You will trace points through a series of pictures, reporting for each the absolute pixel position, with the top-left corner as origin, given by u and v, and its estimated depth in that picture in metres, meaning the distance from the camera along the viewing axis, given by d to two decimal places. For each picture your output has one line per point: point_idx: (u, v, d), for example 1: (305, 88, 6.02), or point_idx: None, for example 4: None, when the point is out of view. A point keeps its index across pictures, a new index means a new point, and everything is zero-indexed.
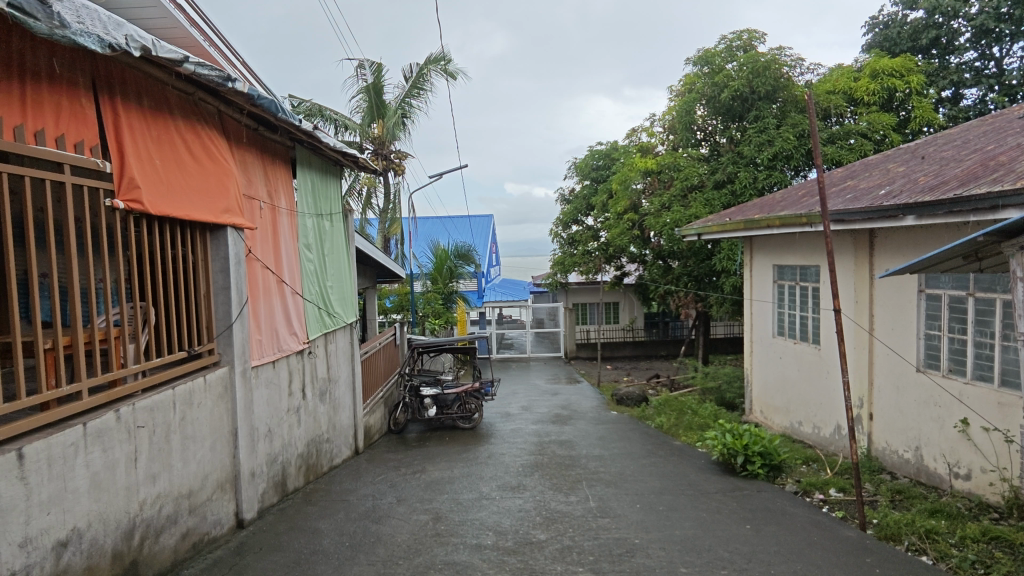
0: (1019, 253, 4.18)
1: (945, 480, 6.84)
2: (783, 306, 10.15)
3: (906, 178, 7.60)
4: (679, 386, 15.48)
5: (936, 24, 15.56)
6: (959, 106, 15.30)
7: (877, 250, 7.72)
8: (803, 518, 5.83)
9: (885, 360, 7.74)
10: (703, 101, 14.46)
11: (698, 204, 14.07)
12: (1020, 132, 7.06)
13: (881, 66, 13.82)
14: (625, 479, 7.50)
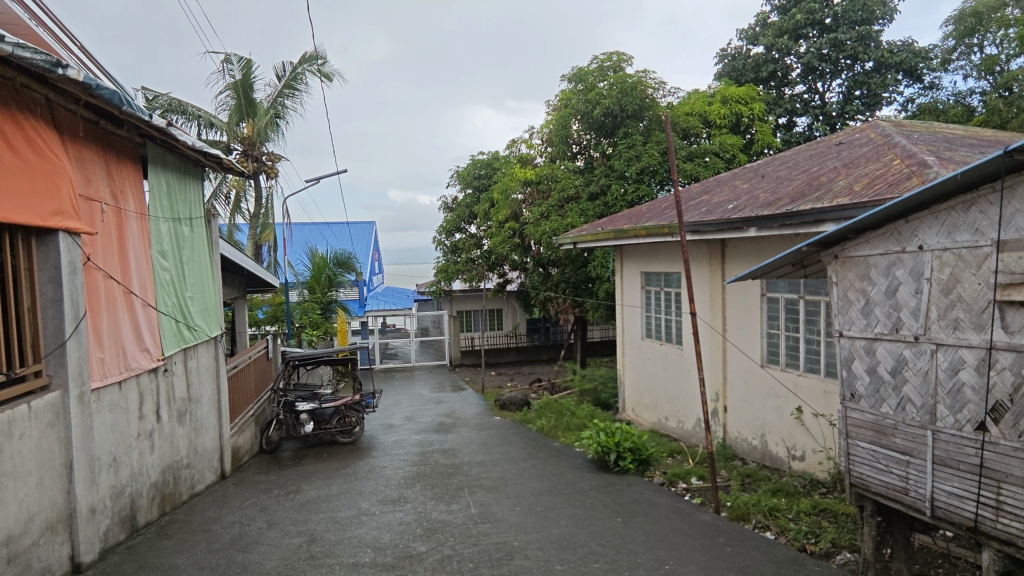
0: (834, 261, 4.85)
1: (785, 462, 7.72)
2: (650, 310, 10.91)
3: (749, 195, 8.51)
4: (559, 389, 16.04)
5: (773, 59, 17.63)
6: (792, 132, 17.51)
7: (728, 259, 8.57)
8: (667, 506, 6.29)
9: (735, 357, 8.60)
10: (578, 117, 15.26)
11: (574, 213, 14.86)
12: (837, 156, 8.20)
13: (730, 94, 15.47)
14: (507, 483, 7.63)
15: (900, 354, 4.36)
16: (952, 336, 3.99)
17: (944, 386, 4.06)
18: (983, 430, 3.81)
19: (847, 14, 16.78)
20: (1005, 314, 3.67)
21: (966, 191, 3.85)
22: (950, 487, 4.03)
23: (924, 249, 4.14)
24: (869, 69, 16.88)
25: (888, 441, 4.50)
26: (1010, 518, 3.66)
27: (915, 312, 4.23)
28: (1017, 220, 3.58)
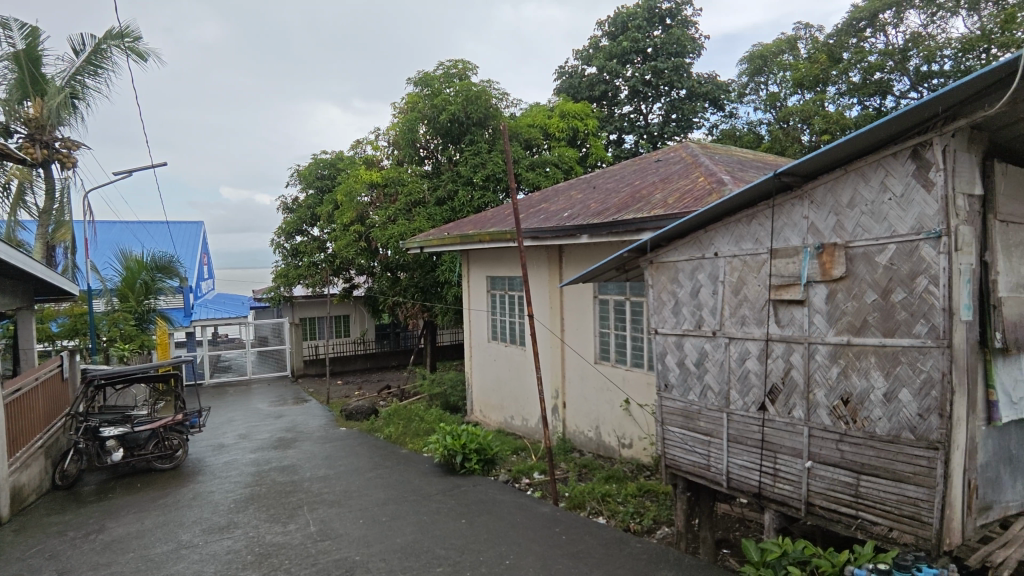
0: (650, 266, 5.41)
1: (616, 450, 8.40)
2: (496, 313, 11.24)
3: (582, 204, 9.16)
4: (409, 394, 15.83)
5: (605, 80, 19.18)
6: (621, 148, 19.19)
7: (564, 264, 9.12)
8: (510, 503, 6.51)
9: (572, 355, 9.16)
10: (425, 121, 15.20)
11: (421, 218, 14.73)
12: (655, 172, 9.16)
13: (567, 109, 16.52)
14: (351, 496, 7.34)
15: (702, 347, 4.98)
16: (741, 330, 4.65)
17: (735, 373, 4.71)
18: (764, 410, 4.50)
19: (665, 46, 18.75)
20: (777, 310, 4.37)
21: (748, 207, 4.52)
22: (741, 460, 4.69)
23: (719, 256, 4.78)
24: (683, 96, 19.05)
25: (694, 425, 5.10)
26: (785, 482, 4.35)
27: (712, 310, 4.86)
28: (785, 231, 4.28)
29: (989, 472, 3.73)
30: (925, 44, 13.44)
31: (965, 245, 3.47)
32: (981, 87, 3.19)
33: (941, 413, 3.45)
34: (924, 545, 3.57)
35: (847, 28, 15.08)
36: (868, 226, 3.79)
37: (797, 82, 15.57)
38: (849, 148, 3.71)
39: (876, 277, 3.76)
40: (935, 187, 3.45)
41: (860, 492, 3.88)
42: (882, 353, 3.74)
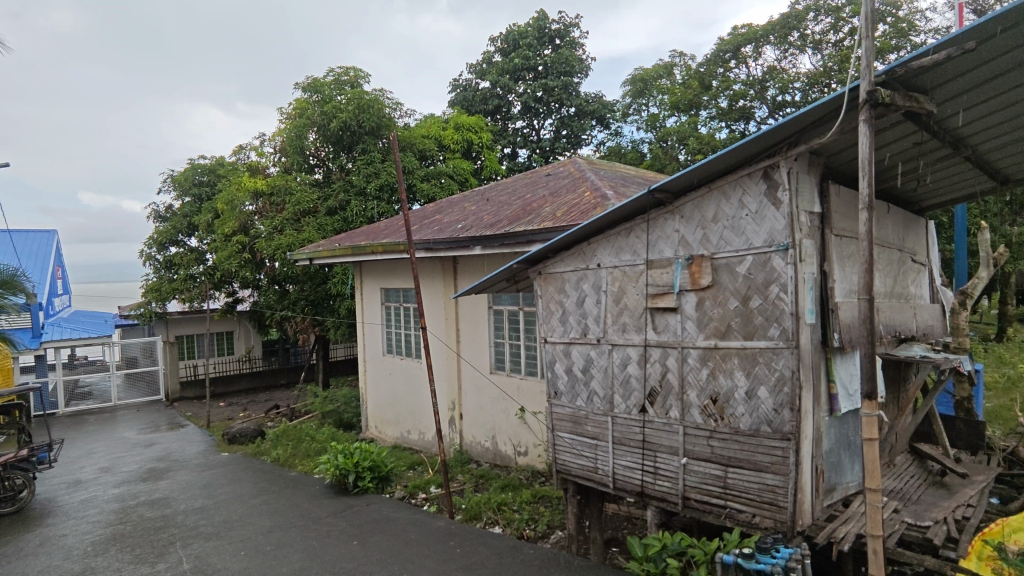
0: (539, 277, 5.59)
1: (512, 458, 8.52)
2: (391, 325, 11.01)
3: (475, 216, 9.25)
4: (299, 414, 15.02)
5: (498, 94, 19.58)
6: (515, 162, 19.63)
7: (459, 275, 9.14)
8: (404, 520, 6.36)
9: (468, 366, 9.17)
10: (314, 128, 14.63)
11: (311, 228, 14.09)
12: (545, 186, 9.47)
13: (461, 121, 16.69)
14: (231, 526, 6.82)
15: (588, 354, 5.21)
16: (622, 337, 4.91)
17: (618, 378, 4.96)
18: (643, 412, 4.77)
19: (554, 65, 19.46)
20: (654, 318, 4.66)
21: (626, 221, 4.80)
22: (625, 461, 4.94)
23: (601, 267, 5.03)
24: (572, 114, 19.86)
25: (582, 429, 5.30)
26: (664, 479, 4.63)
27: (597, 319, 5.10)
28: (659, 244, 4.59)
29: (833, 457, 4.20)
30: (779, 77, 15.05)
31: (807, 256, 3.91)
32: (815, 118, 3.62)
33: (792, 407, 3.84)
34: (781, 527, 3.95)
35: (716, 58, 16.54)
36: (729, 240, 4.16)
37: (673, 105, 16.93)
38: (711, 168, 4.06)
39: (736, 286, 4.13)
40: (782, 205, 3.86)
41: (728, 484, 4.22)
42: (743, 355, 4.11)
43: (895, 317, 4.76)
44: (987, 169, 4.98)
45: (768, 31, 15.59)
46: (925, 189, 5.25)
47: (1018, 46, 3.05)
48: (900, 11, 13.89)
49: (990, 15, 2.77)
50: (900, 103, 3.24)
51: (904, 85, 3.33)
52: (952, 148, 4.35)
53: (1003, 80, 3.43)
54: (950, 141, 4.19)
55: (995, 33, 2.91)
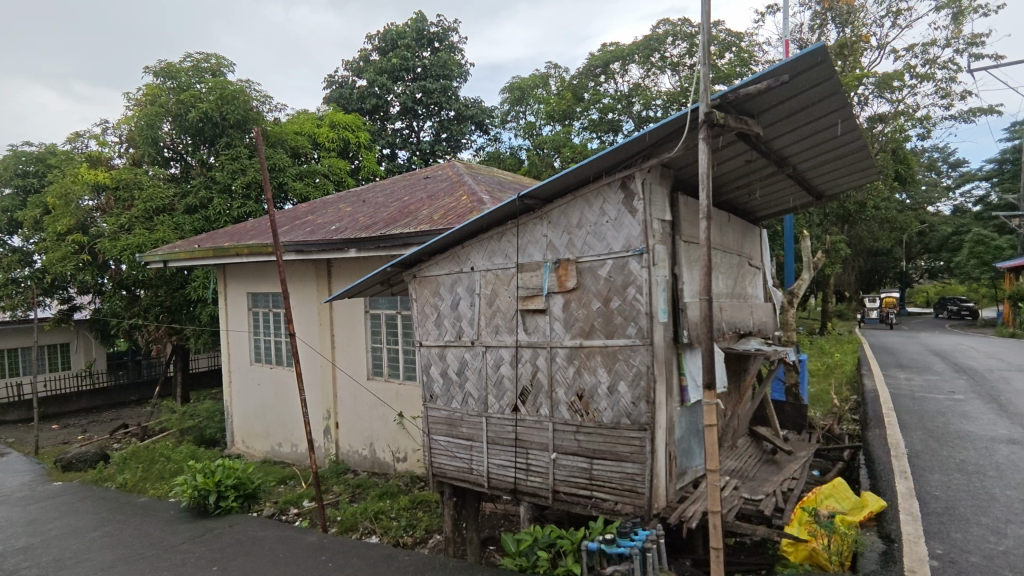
0: (414, 280, 5.61)
1: (390, 465, 8.35)
2: (259, 332, 10.31)
3: (350, 218, 8.96)
4: (152, 433, 13.57)
5: (376, 94, 19.15)
6: (395, 163, 19.29)
7: (333, 278, 8.79)
8: (271, 538, 5.98)
9: (343, 373, 8.84)
10: (169, 118, 13.35)
11: (165, 227, 12.77)
12: (423, 189, 9.41)
13: (337, 119, 16.18)
14: (63, 565, 5.99)
15: (462, 357, 5.28)
16: (495, 339, 5.03)
17: (491, 379, 5.07)
18: (516, 411, 4.92)
19: (433, 68, 19.38)
20: (525, 319, 4.83)
21: (498, 225, 4.95)
22: (499, 460, 5.06)
23: (474, 270, 5.14)
24: (452, 118, 19.93)
25: (457, 431, 5.37)
26: (535, 475, 4.81)
27: (470, 321, 5.19)
28: (529, 248, 4.77)
29: (683, 443, 4.60)
30: (643, 94, 16.23)
31: (660, 261, 4.25)
32: (662, 135, 3.94)
33: (648, 399, 4.16)
34: (639, 511, 4.25)
35: (587, 72, 17.46)
36: (592, 244, 4.42)
37: (548, 114, 17.70)
38: (574, 178, 4.30)
39: (598, 288, 4.40)
40: (637, 213, 4.17)
41: (593, 475, 4.47)
42: (605, 353, 4.38)
43: (735, 314, 5.34)
44: (805, 185, 5.76)
45: (633, 50, 16.77)
46: (757, 201, 5.96)
47: (823, 82, 3.56)
48: (743, 42, 15.60)
49: (800, 53, 3.19)
50: (732, 124, 3.64)
51: (736, 108, 3.75)
52: (777, 166, 4.97)
53: (814, 110, 3.97)
54: (775, 160, 4.80)
55: (806, 69, 3.36)
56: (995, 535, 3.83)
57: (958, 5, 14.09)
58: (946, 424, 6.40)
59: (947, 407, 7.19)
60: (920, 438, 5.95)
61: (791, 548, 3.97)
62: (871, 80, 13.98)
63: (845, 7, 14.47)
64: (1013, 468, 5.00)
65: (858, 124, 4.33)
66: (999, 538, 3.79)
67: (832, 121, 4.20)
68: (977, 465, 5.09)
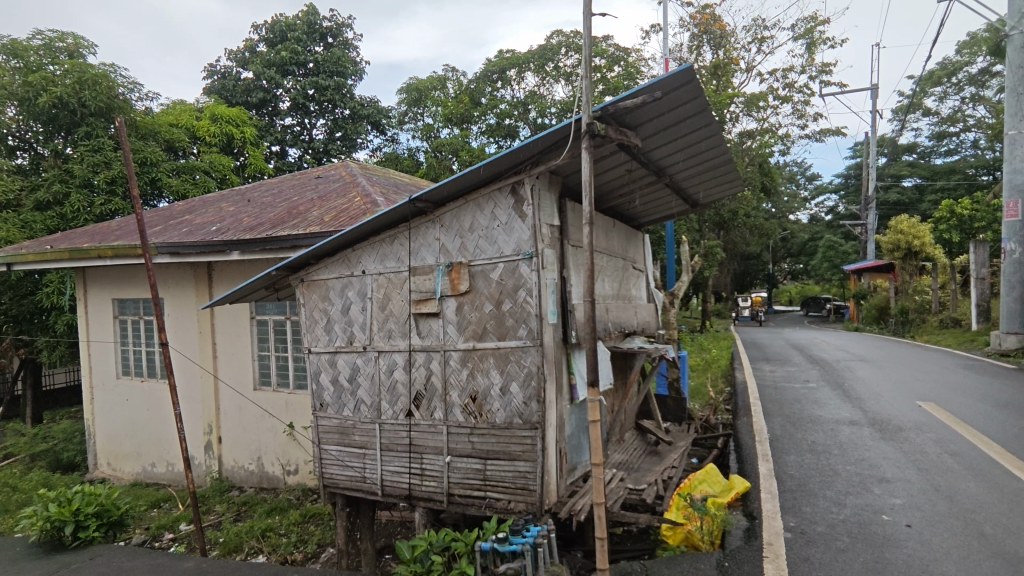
0: (301, 284, 5.40)
1: (280, 479, 7.93)
2: (127, 343, 9.38)
3: (233, 218, 8.42)
4: None
5: (263, 87, 18.17)
6: (284, 161, 18.34)
7: (215, 282, 8.22)
8: (142, 568, 5.46)
9: (226, 384, 8.27)
10: (15, 101, 11.89)
11: (10, 225, 11.22)
12: (314, 189, 9.07)
13: (219, 112, 15.14)
14: None
15: (354, 363, 5.15)
16: (388, 343, 4.96)
17: (384, 384, 4.99)
18: (409, 416, 4.88)
19: (325, 64, 18.64)
20: (418, 323, 4.80)
21: (390, 228, 4.90)
22: (393, 467, 4.98)
23: (366, 274, 5.06)
24: (346, 116, 19.29)
25: (349, 440, 5.23)
26: (430, 479, 4.79)
27: (362, 326, 5.09)
28: (421, 251, 4.77)
29: (574, 440, 4.77)
30: (539, 102, 16.71)
31: (549, 264, 4.40)
32: (549, 143, 4.09)
33: (539, 398, 4.28)
34: (531, 508, 4.36)
35: (484, 77, 17.72)
36: (484, 247, 4.49)
37: (446, 117, 17.63)
38: (465, 182, 4.34)
39: (490, 290, 4.47)
40: (527, 217, 4.29)
41: (487, 475, 4.53)
42: (498, 354, 4.45)
43: (620, 315, 5.64)
44: (682, 194, 6.22)
45: (528, 59, 17.26)
46: (640, 208, 6.36)
47: (692, 99, 3.87)
48: (629, 57, 16.56)
49: (670, 72, 3.46)
50: (612, 135, 3.86)
51: (616, 120, 3.98)
52: (656, 175, 5.33)
53: (686, 125, 4.31)
54: (654, 170, 5.15)
55: (676, 87, 3.64)
56: (837, 505, 4.36)
57: (811, 36, 15.87)
58: (801, 410, 7.18)
59: (803, 395, 8.06)
60: (780, 424, 6.63)
61: (669, 531, 4.11)
62: (740, 99, 15.38)
63: (718, 31, 15.81)
64: (853, 445, 5.71)
65: (724, 139, 4.75)
66: (841, 508, 4.32)
67: (702, 136, 4.57)
68: (825, 445, 5.76)
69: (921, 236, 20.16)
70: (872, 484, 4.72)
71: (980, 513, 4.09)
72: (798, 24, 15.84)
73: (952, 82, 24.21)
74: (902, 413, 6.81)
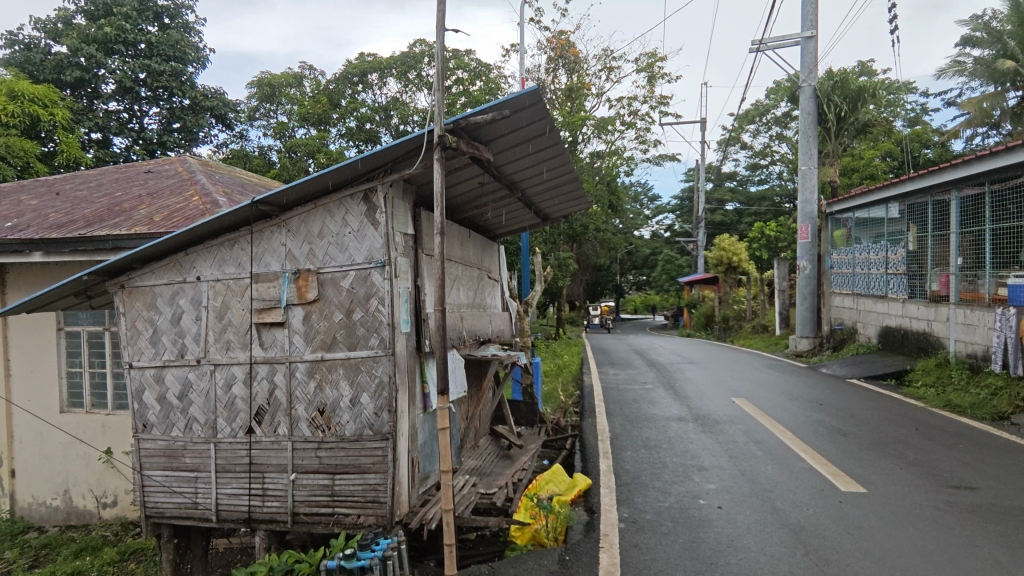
0: (120, 291, 4.83)
1: (93, 514, 6.94)
2: None
3: (36, 213, 7.25)
4: None
5: (80, 65, 15.83)
6: (107, 151, 16.14)
7: (9, 288, 6.99)
8: None
9: (24, 408, 7.06)
10: None
11: None
12: (142, 185, 8.13)
13: (20, 88, 12.89)
14: None
15: (185, 378, 4.69)
16: (225, 355, 4.59)
17: (221, 401, 4.61)
18: (250, 433, 4.55)
19: (160, 46, 16.73)
20: (260, 333, 4.51)
21: (229, 232, 4.58)
22: (229, 489, 4.61)
23: (201, 280, 4.66)
24: (186, 106, 17.38)
25: (177, 463, 4.75)
26: (272, 499, 4.50)
27: (196, 338, 4.66)
28: (265, 257, 4.51)
29: (427, 448, 4.75)
30: (401, 109, 16.54)
31: (402, 272, 4.37)
32: (403, 152, 4.09)
33: (390, 409, 4.22)
34: (382, 521, 4.26)
35: (344, 79, 17.26)
36: (334, 255, 4.35)
37: (301, 117, 16.73)
38: (312, 187, 4.19)
39: (341, 299, 4.33)
40: (380, 225, 4.24)
41: (336, 491, 4.36)
42: (348, 365, 4.32)
43: (475, 323, 5.77)
44: (533, 208, 6.55)
45: (390, 64, 17.13)
46: (493, 220, 6.58)
47: (539, 119, 4.11)
48: (491, 73, 17.08)
49: (517, 93, 3.64)
50: (464, 148, 3.97)
51: (468, 134, 4.09)
52: (508, 189, 5.56)
53: (534, 143, 4.56)
54: (506, 184, 5.37)
55: (523, 107, 3.84)
56: (664, 494, 4.85)
57: (651, 70, 17.53)
58: (639, 409, 7.88)
59: (640, 395, 8.83)
60: (620, 423, 7.21)
61: (518, 531, 4.25)
62: (591, 122, 16.53)
63: (572, 57, 16.87)
64: (679, 439, 6.38)
65: (569, 159, 5.09)
66: (666, 496, 4.80)
67: (549, 154, 4.86)
68: (656, 440, 6.36)
69: (738, 253, 23.12)
70: (693, 472, 5.32)
71: (774, 492, 4.79)
72: (640, 59, 17.42)
73: (762, 122, 28.16)
74: (719, 408, 7.74)
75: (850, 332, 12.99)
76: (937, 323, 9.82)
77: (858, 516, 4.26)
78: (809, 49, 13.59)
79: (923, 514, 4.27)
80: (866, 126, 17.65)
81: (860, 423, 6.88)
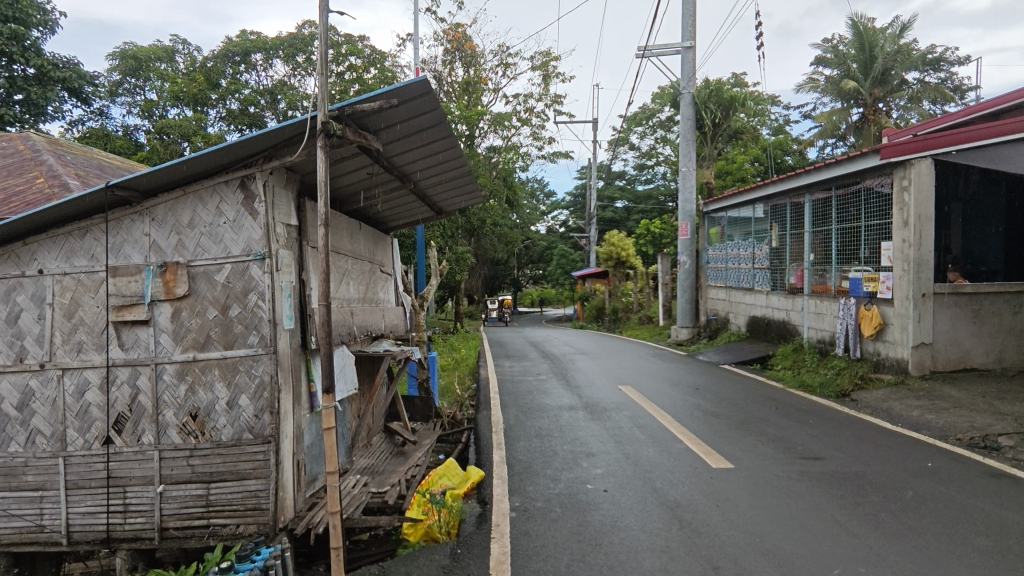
0: None
1: None
2: None
3: None
4: None
5: None
6: None
7: None
8: None
9: None
10: None
11: None
12: None
13: None
14: None
15: (25, 386, 4.15)
16: (76, 359, 4.10)
17: (71, 410, 4.13)
18: (107, 444, 4.11)
19: None
20: (118, 333, 4.07)
21: (79, 220, 4.12)
22: (82, 507, 4.14)
23: (43, 274, 4.13)
24: (30, 76, 14.95)
25: (17, 482, 4.22)
26: (135, 515, 4.09)
27: (38, 339, 4.13)
28: (124, 248, 4.08)
29: (312, 450, 4.52)
30: (288, 94, 15.62)
31: (284, 266, 4.12)
32: (284, 138, 3.84)
33: (271, 410, 3.97)
34: (263, 529, 3.99)
35: (224, 57, 16.11)
36: (206, 247, 4.02)
37: (173, 95, 15.20)
38: (179, 173, 3.84)
39: (213, 295, 4.01)
40: (258, 215, 3.97)
41: (210, 501, 4.03)
42: (223, 365, 4.01)
43: (365, 318, 5.58)
44: (426, 201, 6.46)
45: (276, 45, 16.22)
46: (384, 211, 6.41)
47: (429, 110, 4.03)
48: (385, 61, 16.69)
49: (405, 82, 3.56)
50: (349, 137, 3.81)
51: (355, 122, 3.94)
52: (399, 180, 5.43)
53: (426, 134, 4.49)
54: (396, 175, 5.24)
55: (413, 96, 3.76)
56: (553, 481, 5.00)
57: (546, 69, 17.92)
58: (532, 400, 8.08)
59: (533, 387, 9.04)
60: (513, 414, 7.34)
61: (410, 530, 4.17)
62: (488, 117, 16.61)
63: (468, 51, 16.80)
64: (570, 427, 6.61)
65: (461, 151, 5.08)
66: (555, 483, 4.96)
67: (441, 146, 4.80)
68: (548, 429, 6.55)
69: (626, 249, 24.21)
70: (581, 458, 5.54)
71: (654, 472, 5.12)
72: (535, 57, 17.75)
73: (648, 125, 29.86)
74: (607, 396, 8.11)
75: (724, 322, 14.15)
76: (794, 313, 10.97)
77: (725, 490, 4.65)
78: (689, 58, 14.53)
79: (780, 484, 4.75)
80: (736, 133, 19.29)
81: (729, 405, 7.53)
